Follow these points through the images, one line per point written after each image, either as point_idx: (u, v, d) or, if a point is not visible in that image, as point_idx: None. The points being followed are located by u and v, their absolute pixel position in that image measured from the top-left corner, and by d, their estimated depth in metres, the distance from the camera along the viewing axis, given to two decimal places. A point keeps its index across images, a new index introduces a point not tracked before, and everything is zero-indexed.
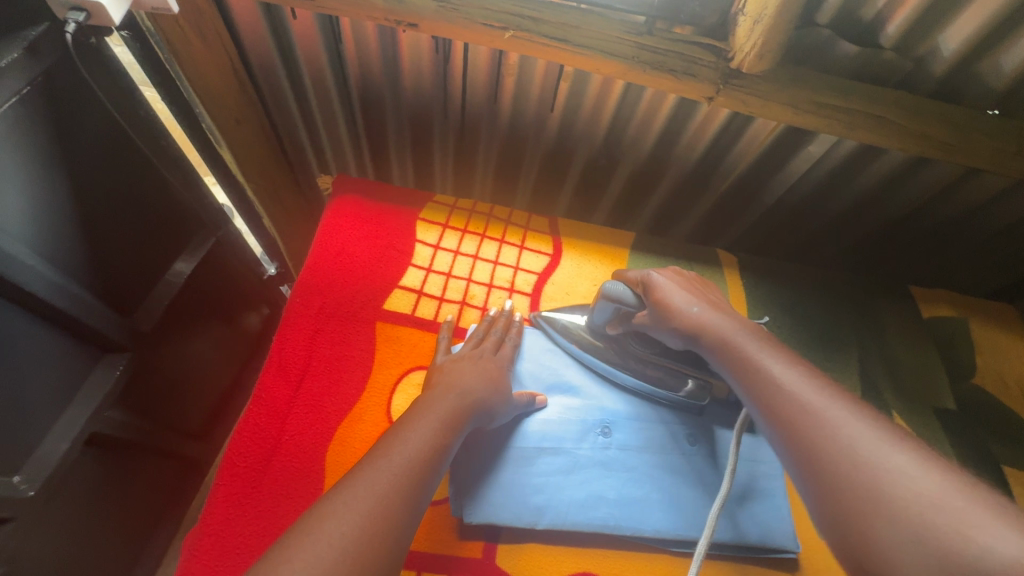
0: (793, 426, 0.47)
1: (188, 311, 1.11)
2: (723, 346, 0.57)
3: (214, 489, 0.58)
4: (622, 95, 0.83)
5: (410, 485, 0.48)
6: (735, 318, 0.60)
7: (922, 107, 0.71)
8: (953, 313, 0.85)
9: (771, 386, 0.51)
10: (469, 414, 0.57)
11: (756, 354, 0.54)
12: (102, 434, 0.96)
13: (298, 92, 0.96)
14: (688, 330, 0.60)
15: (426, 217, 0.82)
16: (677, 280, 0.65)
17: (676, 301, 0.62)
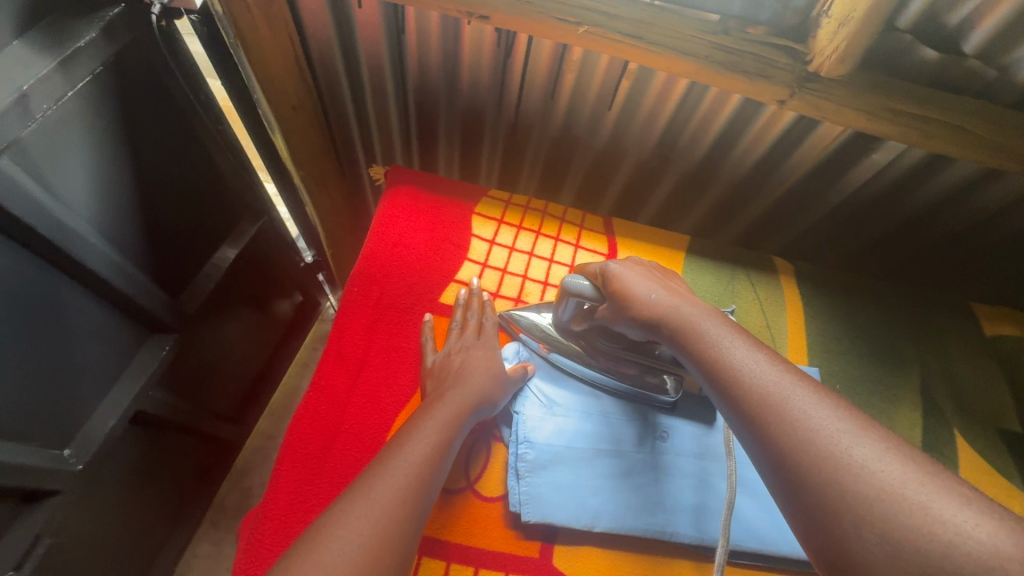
0: (752, 412, 0.43)
1: (230, 295, 1.12)
2: (681, 330, 0.53)
3: (276, 474, 0.59)
4: (684, 96, 0.82)
5: (417, 491, 0.46)
6: (690, 303, 0.56)
7: (1002, 118, 0.69)
8: (1017, 331, 0.83)
9: (728, 371, 0.47)
10: (473, 411, 0.57)
11: (713, 338, 0.50)
12: (146, 414, 0.98)
13: (353, 81, 0.96)
14: (646, 318, 0.57)
15: (482, 211, 0.82)
16: (636, 268, 0.62)
17: (636, 287, 0.59)
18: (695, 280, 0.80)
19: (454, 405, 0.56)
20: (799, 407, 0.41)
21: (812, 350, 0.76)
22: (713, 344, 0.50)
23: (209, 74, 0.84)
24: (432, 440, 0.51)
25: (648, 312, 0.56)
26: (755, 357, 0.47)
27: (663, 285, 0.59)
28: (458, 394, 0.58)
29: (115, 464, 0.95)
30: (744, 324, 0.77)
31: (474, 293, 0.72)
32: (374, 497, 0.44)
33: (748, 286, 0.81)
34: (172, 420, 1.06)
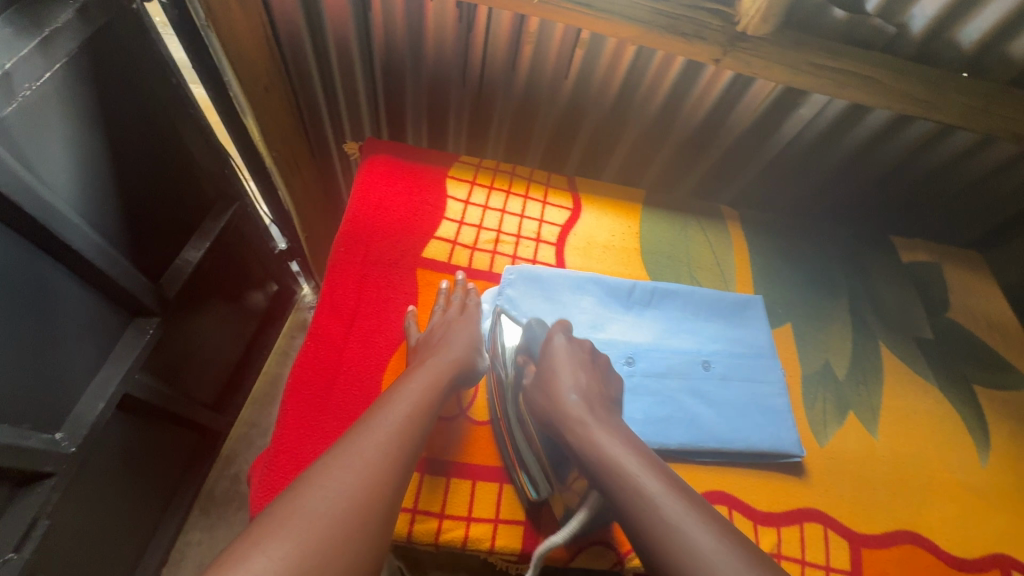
0: (642, 535, 0.48)
1: (207, 280, 1.14)
2: (581, 437, 0.56)
3: (282, 413, 0.64)
4: (633, 60, 0.90)
5: (410, 429, 0.52)
6: (602, 413, 0.60)
7: (903, 68, 0.80)
8: (929, 257, 0.96)
9: (625, 485, 0.51)
10: (454, 370, 0.62)
11: (615, 453, 0.53)
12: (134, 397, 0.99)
13: (322, 63, 1.00)
14: (553, 414, 0.60)
15: (454, 174, 0.87)
16: (563, 356, 0.65)
17: (558, 379, 0.62)
18: (652, 227, 0.88)
19: (437, 365, 0.61)
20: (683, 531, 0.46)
21: (757, 281, 0.86)
22: (615, 454, 0.53)
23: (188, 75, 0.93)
24: (415, 395, 0.56)
25: (557, 409, 0.60)
26: (651, 478, 0.51)
27: (590, 382, 0.63)
28: (439, 358, 0.62)
29: (106, 449, 0.96)
30: (698, 265, 0.86)
31: (458, 282, 0.76)
32: (370, 438, 0.49)
33: (699, 232, 0.89)
34: (159, 405, 1.07)
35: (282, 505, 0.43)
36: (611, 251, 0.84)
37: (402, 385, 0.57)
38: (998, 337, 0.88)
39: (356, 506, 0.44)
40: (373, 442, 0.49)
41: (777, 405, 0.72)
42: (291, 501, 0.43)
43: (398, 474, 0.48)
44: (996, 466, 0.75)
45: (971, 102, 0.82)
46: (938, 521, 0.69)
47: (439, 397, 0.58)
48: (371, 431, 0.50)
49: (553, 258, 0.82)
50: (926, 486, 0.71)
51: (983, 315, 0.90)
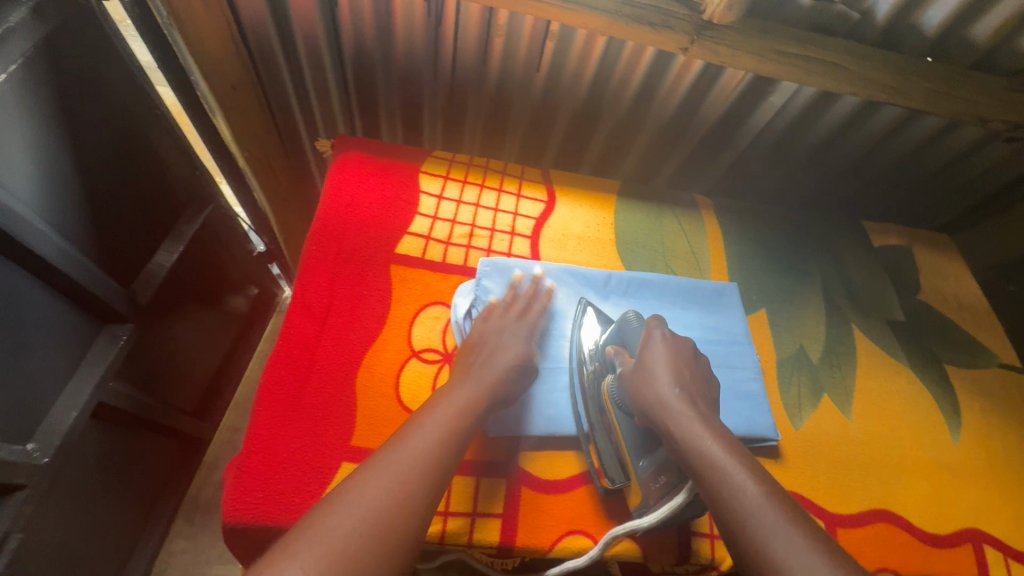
0: (742, 540, 0.49)
1: (182, 285, 1.11)
2: (680, 436, 0.57)
3: (255, 414, 0.63)
4: (604, 52, 0.91)
5: (443, 447, 0.53)
6: (705, 413, 0.59)
7: (868, 53, 0.81)
8: (901, 241, 0.97)
9: (724, 490, 0.51)
10: (509, 378, 0.63)
11: (718, 455, 0.54)
12: (112, 406, 0.97)
13: (291, 62, 0.99)
14: (654, 410, 0.60)
15: (427, 170, 0.87)
16: (671, 354, 0.64)
17: (657, 374, 0.62)
18: (627, 217, 0.89)
19: (484, 375, 0.61)
20: (780, 545, 0.47)
21: (731, 269, 0.87)
22: (718, 457, 0.53)
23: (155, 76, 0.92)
24: (454, 410, 0.57)
25: (656, 405, 0.60)
26: (754, 487, 0.51)
27: (693, 383, 0.62)
28: (490, 367, 0.62)
29: (85, 457, 0.94)
30: (672, 254, 0.86)
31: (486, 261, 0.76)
32: (401, 459, 0.51)
33: (674, 221, 0.90)
34: (137, 414, 1.05)
35: (320, 520, 0.46)
36: (586, 242, 0.84)
37: (444, 399, 0.58)
38: (967, 317, 0.90)
39: (382, 527, 0.46)
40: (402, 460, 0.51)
41: (753, 390, 0.72)
42: (326, 518, 0.46)
43: (427, 490, 0.50)
44: (967, 443, 0.76)
45: (934, 86, 0.83)
46: (914, 501, 0.70)
47: (482, 410, 0.59)
48: (404, 449, 0.52)
49: (529, 250, 0.82)
50: (900, 465, 0.72)
51: (953, 296, 0.92)
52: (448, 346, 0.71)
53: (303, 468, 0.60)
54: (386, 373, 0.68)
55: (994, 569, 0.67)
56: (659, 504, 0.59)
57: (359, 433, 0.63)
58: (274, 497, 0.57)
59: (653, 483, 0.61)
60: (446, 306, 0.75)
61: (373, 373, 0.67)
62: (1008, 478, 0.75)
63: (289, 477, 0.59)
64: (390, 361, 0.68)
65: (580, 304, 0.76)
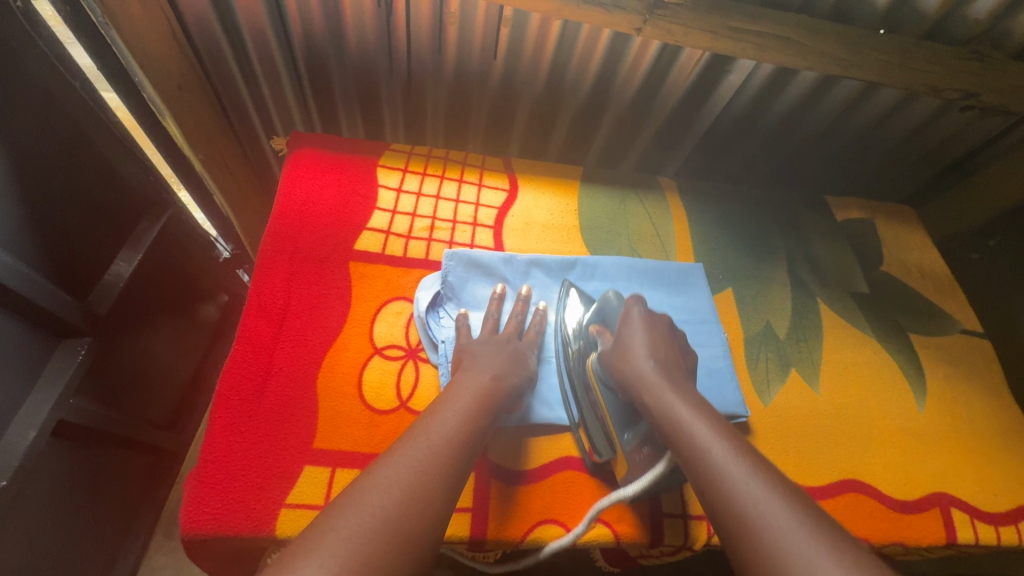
0: (705, 490, 0.50)
1: (143, 295, 1.07)
2: (652, 401, 0.59)
3: (210, 421, 0.60)
4: (560, 37, 0.89)
5: (451, 452, 0.52)
6: (679, 381, 0.61)
7: (822, 27, 0.81)
8: (863, 214, 0.98)
9: (691, 445, 0.53)
10: (505, 391, 0.61)
11: (686, 416, 0.55)
12: (78, 425, 0.92)
13: (240, 59, 0.96)
14: (631, 380, 0.62)
15: (386, 163, 0.85)
16: (650, 329, 0.66)
17: (633, 346, 0.64)
18: (591, 203, 0.88)
19: (486, 383, 0.60)
20: (740, 489, 0.48)
21: (697, 250, 0.87)
22: (685, 418, 0.55)
23: (103, 86, 0.85)
24: (463, 416, 0.56)
25: (630, 374, 0.62)
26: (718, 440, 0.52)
27: (669, 357, 0.64)
28: (493, 378, 0.61)
29: (53, 480, 0.90)
30: (637, 238, 0.86)
31: (455, 256, 0.74)
32: (412, 462, 0.50)
33: (638, 203, 0.89)
34: (105, 430, 1.00)
35: (337, 516, 0.45)
36: (550, 230, 0.83)
37: (449, 405, 0.57)
38: (930, 286, 0.91)
39: (394, 526, 0.45)
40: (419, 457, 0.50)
41: (721, 367, 0.73)
42: (341, 516, 0.45)
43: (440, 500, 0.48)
44: (931, 408, 0.77)
45: (886, 57, 0.83)
46: (883, 470, 0.71)
47: (484, 421, 0.57)
48: (422, 446, 0.51)
49: (492, 241, 0.80)
50: (869, 434, 0.73)
51: (915, 266, 0.93)
52: (412, 341, 0.70)
53: (263, 475, 0.58)
54: (347, 373, 0.66)
55: (960, 531, 0.68)
56: (645, 472, 0.60)
57: (321, 434, 0.62)
58: (233, 506, 0.56)
59: (638, 453, 0.62)
60: (409, 301, 0.73)
61: (334, 374, 0.65)
62: (973, 441, 0.76)
63: (248, 485, 0.57)
64: (352, 360, 0.67)
65: (563, 287, 0.77)
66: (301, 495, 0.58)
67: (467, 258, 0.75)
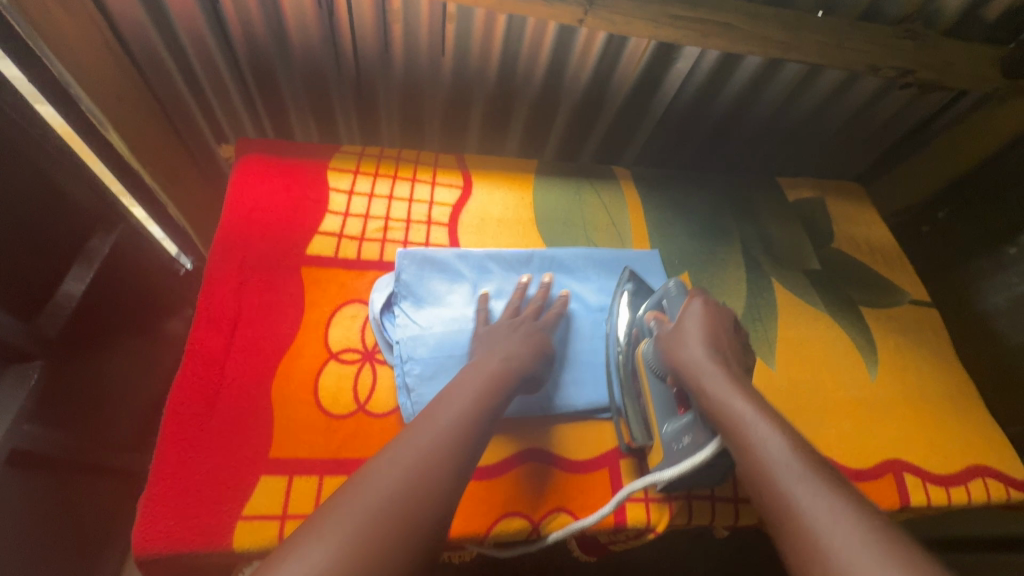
0: (761, 481, 0.49)
1: (102, 313, 1.03)
2: (710, 390, 0.58)
3: (161, 438, 0.59)
4: (506, 31, 0.89)
5: (470, 423, 0.53)
6: (737, 376, 0.60)
7: (758, 12, 0.83)
8: (814, 193, 1.00)
9: (746, 438, 0.52)
10: (524, 370, 0.63)
11: (739, 404, 0.55)
12: (40, 453, 0.88)
13: (182, 67, 0.93)
14: (685, 368, 0.61)
15: (336, 166, 0.83)
16: (706, 320, 0.65)
17: (688, 336, 0.63)
18: (546, 195, 0.88)
19: (504, 360, 0.62)
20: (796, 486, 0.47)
21: (652, 237, 0.88)
22: (738, 408, 0.54)
23: (38, 101, 0.81)
24: (482, 390, 0.57)
25: (687, 363, 0.61)
26: (776, 437, 0.51)
27: (727, 350, 0.63)
28: (512, 356, 0.63)
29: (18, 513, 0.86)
30: (593, 229, 0.86)
31: (404, 254, 0.74)
32: (430, 431, 0.51)
33: (593, 194, 0.90)
34: (72, 458, 0.95)
35: (356, 483, 0.46)
36: (505, 224, 0.84)
37: (468, 380, 0.58)
38: (880, 261, 0.94)
39: (410, 489, 0.46)
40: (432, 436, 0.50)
41: None
42: (359, 481, 0.46)
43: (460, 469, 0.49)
44: (884, 378, 0.79)
45: (824, 39, 0.85)
46: (838, 439, 0.72)
47: (502, 392, 0.58)
48: (439, 418, 0.52)
49: (447, 239, 0.80)
50: (824, 406, 0.75)
51: (864, 241, 0.96)
52: (368, 344, 0.69)
53: (217, 488, 0.57)
54: (302, 380, 0.65)
55: (914, 494, 0.70)
56: (680, 462, 0.60)
57: (277, 443, 0.60)
58: (187, 522, 0.55)
59: (676, 443, 0.61)
60: (363, 304, 0.72)
61: (290, 381, 0.64)
62: (924, 407, 0.78)
63: (203, 499, 0.56)
64: (307, 367, 0.66)
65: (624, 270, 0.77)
66: (258, 506, 0.57)
67: (416, 257, 0.74)
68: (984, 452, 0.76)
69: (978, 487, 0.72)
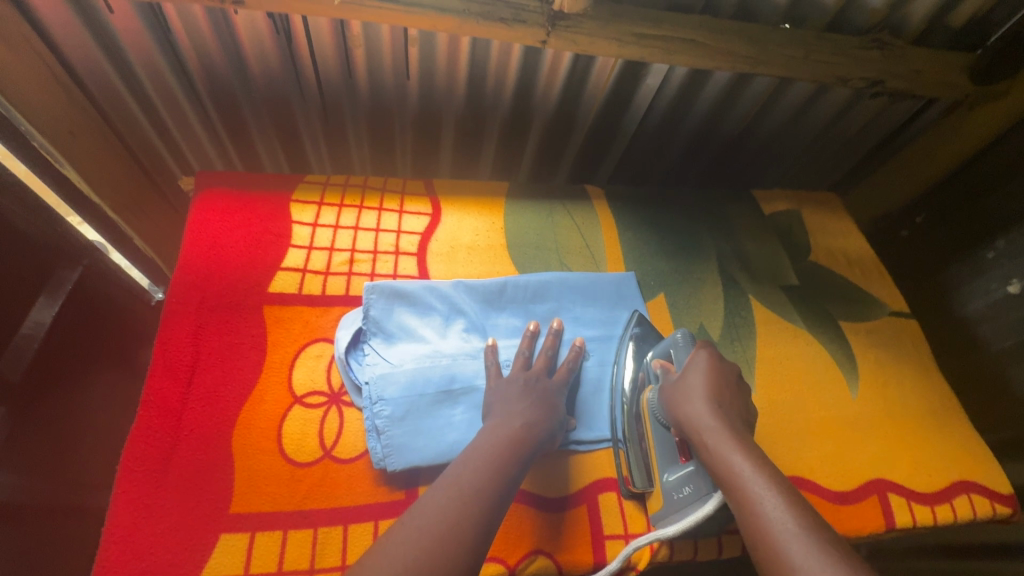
0: (760, 554, 0.47)
1: (78, 348, 0.95)
2: (710, 445, 0.55)
3: (114, 498, 0.56)
4: (471, 52, 0.87)
5: (486, 498, 0.51)
6: (741, 431, 0.57)
7: (724, 27, 0.82)
8: (789, 206, 0.99)
9: (746, 502, 0.50)
10: (539, 441, 0.59)
11: (742, 467, 0.52)
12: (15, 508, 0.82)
13: (140, 100, 0.91)
14: (688, 426, 0.59)
15: (299, 198, 0.81)
16: (712, 373, 0.61)
17: (691, 390, 0.60)
18: (518, 220, 0.86)
19: (519, 424, 0.59)
20: (800, 560, 0.44)
21: (627, 258, 0.86)
22: (740, 470, 0.52)
23: None
24: (496, 457, 0.55)
25: (690, 419, 0.59)
26: (777, 502, 0.49)
27: (733, 406, 0.60)
28: (528, 422, 0.60)
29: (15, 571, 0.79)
30: (567, 252, 0.85)
31: (371, 287, 0.72)
32: (440, 506, 0.49)
33: (566, 216, 0.88)
34: (60, 505, 0.88)
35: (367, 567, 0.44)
36: (477, 251, 0.82)
37: (483, 444, 0.56)
38: (857, 273, 0.93)
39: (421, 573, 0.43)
40: (449, 500, 0.49)
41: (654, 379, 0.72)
42: (371, 564, 0.44)
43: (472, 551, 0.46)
44: (865, 396, 0.78)
45: (792, 53, 0.84)
46: (822, 464, 0.71)
47: (519, 461, 0.56)
48: (451, 491, 0.50)
49: (416, 269, 0.78)
50: (805, 428, 0.73)
51: (842, 252, 0.95)
52: (334, 385, 0.67)
53: (173, 550, 0.54)
54: (265, 428, 0.62)
55: (900, 517, 0.68)
56: (682, 514, 0.59)
57: (238, 497, 0.58)
58: None
59: (678, 492, 0.61)
60: (329, 342, 0.70)
61: (251, 430, 0.62)
62: (905, 423, 0.77)
63: (157, 563, 0.53)
64: (270, 413, 0.63)
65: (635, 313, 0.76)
66: (218, 567, 0.54)
67: (384, 290, 0.72)
68: (968, 467, 0.75)
69: (963, 504, 0.71)
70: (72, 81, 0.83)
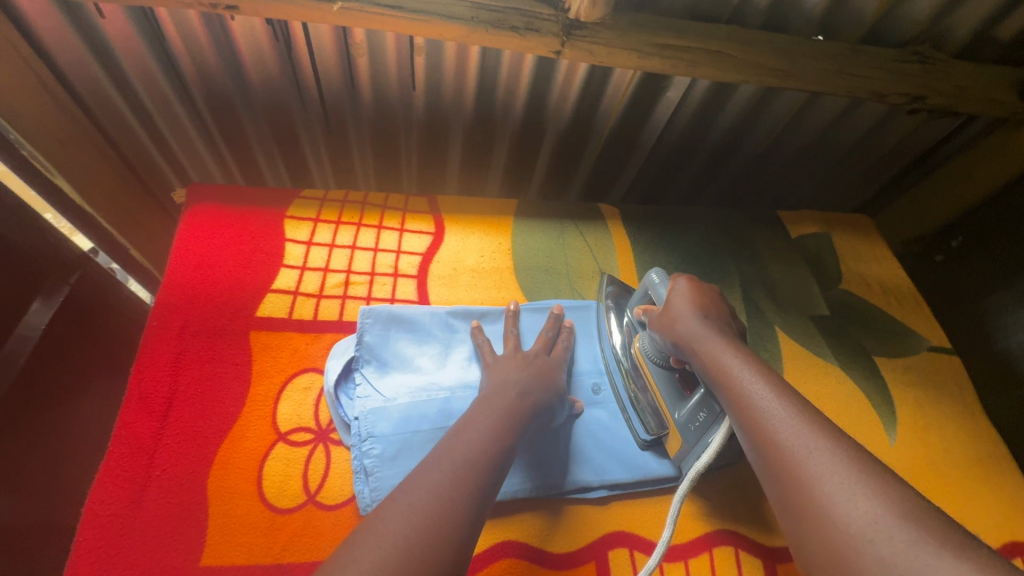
0: (747, 434, 0.46)
1: (94, 370, 0.92)
2: (700, 349, 0.55)
3: (76, 546, 0.51)
4: (481, 62, 0.82)
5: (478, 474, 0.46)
6: (730, 333, 0.56)
7: (753, 39, 0.76)
8: (818, 228, 0.93)
9: (733, 386, 0.49)
10: (536, 415, 0.56)
11: (729, 363, 0.51)
12: None
13: (135, 108, 0.87)
14: (679, 339, 0.58)
15: (294, 215, 0.76)
16: (694, 291, 0.60)
17: (676, 308, 0.60)
18: (526, 240, 0.81)
19: (515, 393, 0.56)
20: (781, 429, 0.44)
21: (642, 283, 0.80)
22: (727, 364, 0.51)
23: None
24: (491, 432, 0.50)
25: (680, 333, 0.58)
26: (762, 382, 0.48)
27: (718, 315, 0.58)
28: (521, 389, 0.57)
29: None
30: (577, 275, 0.79)
31: (365, 312, 0.67)
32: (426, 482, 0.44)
33: (578, 236, 0.83)
34: None
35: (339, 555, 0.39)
36: (481, 274, 0.76)
37: (473, 417, 0.52)
38: (893, 303, 0.86)
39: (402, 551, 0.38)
40: (439, 489, 0.43)
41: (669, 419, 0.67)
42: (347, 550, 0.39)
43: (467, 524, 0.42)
44: (904, 442, 0.71)
45: (826, 66, 0.78)
46: None
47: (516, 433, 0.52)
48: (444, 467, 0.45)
49: (415, 293, 0.73)
50: None
51: (875, 280, 0.88)
52: (322, 422, 0.61)
53: None
54: (244, 468, 0.57)
55: None
56: (704, 440, 0.59)
57: (212, 548, 0.52)
58: None
59: (693, 422, 0.60)
60: (319, 372, 0.65)
61: (229, 471, 0.57)
62: (948, 474, 0.70)
63: None
64: (251, 452, 0.58)
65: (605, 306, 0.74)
66: None
67: (376, 316, 0.67)
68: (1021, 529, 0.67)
69: None
70: (64, 90, 0.79)
